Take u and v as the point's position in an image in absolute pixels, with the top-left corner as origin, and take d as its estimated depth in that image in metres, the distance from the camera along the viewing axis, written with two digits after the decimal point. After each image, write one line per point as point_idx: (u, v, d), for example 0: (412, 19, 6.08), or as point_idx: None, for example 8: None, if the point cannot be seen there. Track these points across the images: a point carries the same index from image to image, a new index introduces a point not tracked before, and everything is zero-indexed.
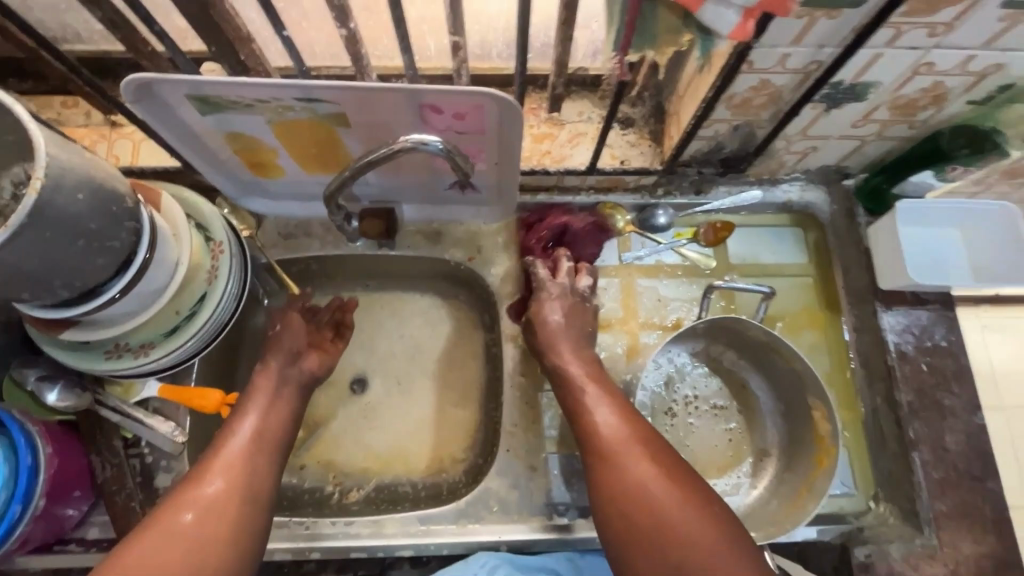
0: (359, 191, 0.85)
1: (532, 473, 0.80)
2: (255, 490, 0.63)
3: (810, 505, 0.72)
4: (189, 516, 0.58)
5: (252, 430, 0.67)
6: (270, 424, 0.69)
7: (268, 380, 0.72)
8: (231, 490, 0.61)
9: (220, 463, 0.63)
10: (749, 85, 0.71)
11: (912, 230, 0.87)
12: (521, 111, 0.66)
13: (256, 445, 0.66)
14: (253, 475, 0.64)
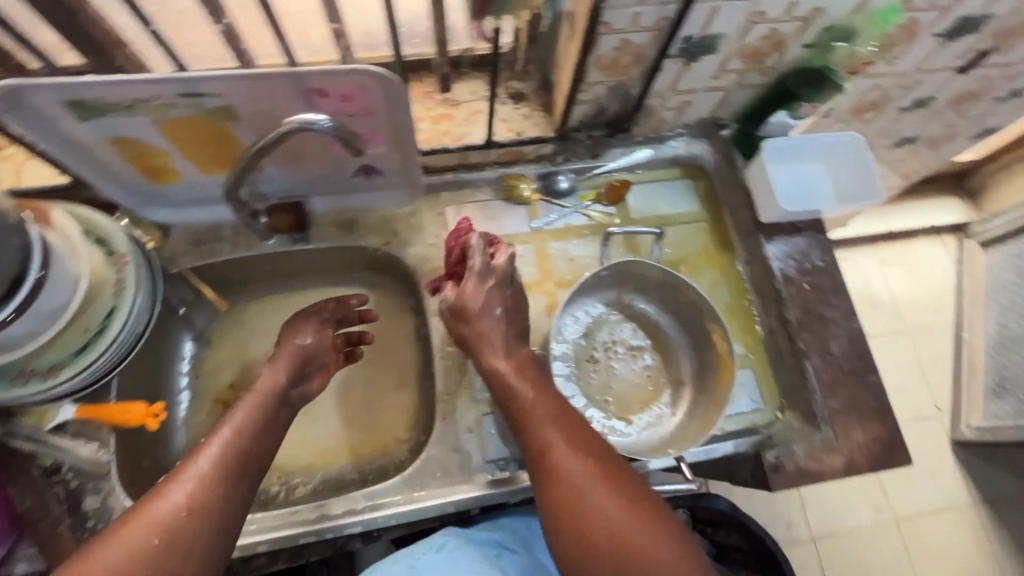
0: (266, 187, 0.88)
1: (469, 434, 0.86)
2: (221, 512, 0.64)
3: (716, 414, 0.82)
4: (151, 534, 0.59)
5: (234, 444, 0.68)
6: (251, 439, 0.70)
7: (258, 399, 0.75)
8: (197, 505, 0.62)
9: (189, 475, 0.64)
10: (612, 46, 0.76)
11: (782, 166, 0.99)
12: (406, 89, 0.70)
13: (231, 460, 0.67)
14: (222, 494, 0.64)
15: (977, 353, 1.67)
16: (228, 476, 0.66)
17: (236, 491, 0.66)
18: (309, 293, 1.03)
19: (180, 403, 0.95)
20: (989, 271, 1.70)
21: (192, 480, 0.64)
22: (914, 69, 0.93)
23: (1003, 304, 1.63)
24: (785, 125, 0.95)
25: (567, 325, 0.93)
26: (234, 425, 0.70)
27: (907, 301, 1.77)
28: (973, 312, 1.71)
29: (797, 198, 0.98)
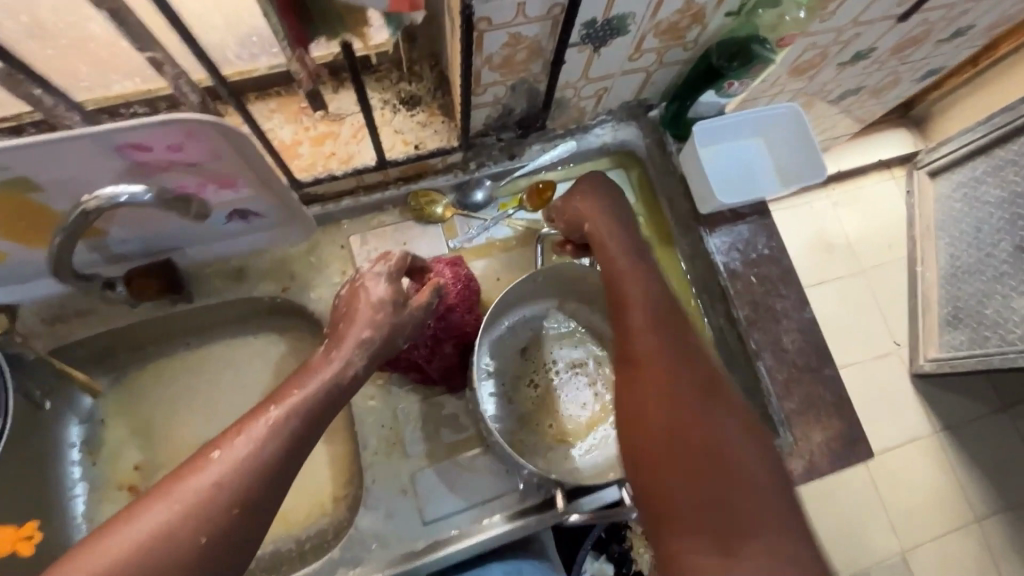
0: (123, 248, 0.73)
1: (404, 495, 0.78)
2: (265, 498, 0.56)
3: None
4: (191, 528, 0.52)
5: (285, 430, 0.58)
6: (303, 425, 0.60)
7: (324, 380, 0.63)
8: (234, 500, 0.54)
9: (229, 458, 0.55)
10: (501, 43, 0.63)
11: (713, 149, 0.90)
12: (238, 129, 0.56)
13: (276, 447, 0.57)
14: (259, 485, 0.56)
15: (932, 292, 1.40)
16: (273, 466, 0.57)
17: (282, 480, 0.57)
18: (211, 350, 0.91)
19: (76, 497, 0.85)
20: (939, 205, 1.40)
21: (231, 464, 0.55)
22: (851, 22, 0.83)
23: (953, 233, 1.36)
24: (716, 103, 0.84)
25: (501, 337, 0.86)
26: (287, 410, 0.59)
27: (862, 239, 1.48)
28: (924, 243, 1.42)
29: (730, 182, 0.89)
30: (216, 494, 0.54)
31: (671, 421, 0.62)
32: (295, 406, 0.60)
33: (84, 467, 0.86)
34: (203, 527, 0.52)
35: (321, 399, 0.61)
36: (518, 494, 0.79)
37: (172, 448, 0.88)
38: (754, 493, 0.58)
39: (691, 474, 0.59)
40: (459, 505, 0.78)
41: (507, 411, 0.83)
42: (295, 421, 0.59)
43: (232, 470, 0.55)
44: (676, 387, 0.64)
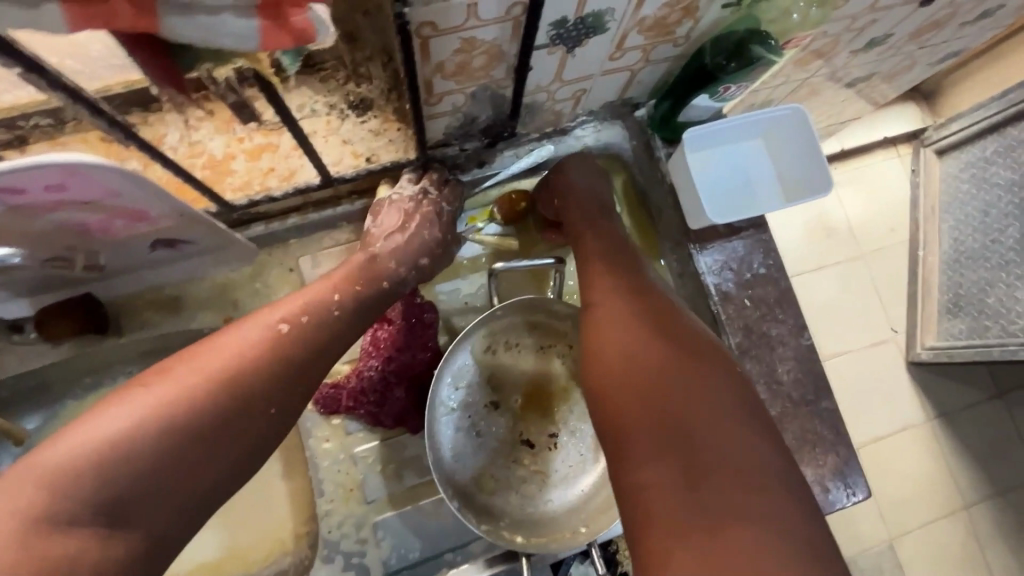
0: (29, 287, 0.63)
1: (364, 546, 0.72)
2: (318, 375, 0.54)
3: None
4: (240, 391, 0.48)
5: (333, 311, 0.56)
6: (349, 319, 0.57)
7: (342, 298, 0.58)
8: (282, 379, 0.51)
9: (279, 329, 0.52)
10: (454, 48, 0.53)
11: (706, 154, 0.79)
12: (130, 168, 0.48)
13: (330, 329, 0.55)
14: (313, 365, 0.53)
15: (930, 278, 1.31)
16: (326, 346, 0.55)
17: (331, 361, 0.56)
18: None
19: None
20: (944, 182, 1.31)
21: (284, 334, 0.52)
22: (868, 9, 0.72)
23: (958, 216, 1.27)
24: (710, 107, 0.74)
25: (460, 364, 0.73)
26: (300, 315, 0.54)
27: (864, 224, 1.37)
28: (926, 227, 1.33)
29: (724, 196, 0.80)
30: (266, 359, 0.50)
31: (631, 350, 0.53)
32: (342, 299, 0.58)
33: None
34: (262, 395, 0.49)
35: (362, 302, 0.59)
36: (486, 543, 0.73)
37: None
38: (725, 428, 0.47)
39: (635, 376, 0.51)
40: (424, 554, 0.73)
41: (470, 452, 0.72)
42: (347, 312, 0.57)
43: (286, 345, 0.51)
44: (637, 314, 0.56)
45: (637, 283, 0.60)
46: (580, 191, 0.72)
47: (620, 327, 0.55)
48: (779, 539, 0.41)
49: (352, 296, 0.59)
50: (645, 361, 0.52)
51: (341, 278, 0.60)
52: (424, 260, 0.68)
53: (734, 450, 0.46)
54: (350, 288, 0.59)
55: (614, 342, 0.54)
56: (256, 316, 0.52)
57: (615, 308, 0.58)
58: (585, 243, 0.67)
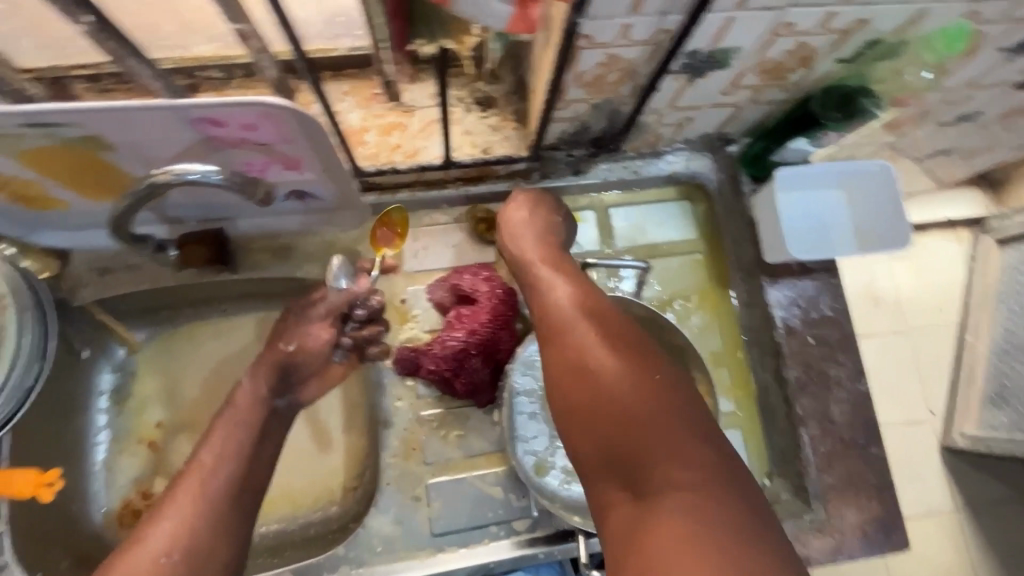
0: (178, 212, 0.73)
1: (416, 503, 0.76)
2: (218, 533, 0.60)
3: None
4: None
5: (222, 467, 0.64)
6: (243, 457, 0.67)
7: (242, 415, 0.70)
8: (183, 544, 0.58)
9: (174, 510, 0.60)
10: (597, 61, 0.60)
11: (792, 195, 0.84)
12: (319, 122, 0.55)
13: (223, 481, 0.63)
14: (213, 517, 0.61)
15: (977, 365, 1.29)
16: (226, 497, 0.63)
17: (233, 510, 0.63)
18: (246, 319, 0.89)
19: (98, 445, 0.86)
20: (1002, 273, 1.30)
21: (179, 516, 0.60)
22: (966, 84, 0.77)
23: (1011, 306, 1.23)
24: (804, 151, 0.79)
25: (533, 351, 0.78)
26: (210, 451, 0.66)
27: (915, 301, 1.39)
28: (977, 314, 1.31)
29: (803, 236, 0.84)
30: (190, 505, 0.61)
31: (573, 359, 0.54)
32: (222, 445, 0.66)
33: (110, 416, 0.87)
34: (166, 543, 0.58)
35: (249, 431, 0.69)
36: (528, 521, 0.77)
37: (197, 410, 0.89)
38: (680, 446, 0.48)
39: (591, 412, 0.52)
40: (469, 523, 0.76)
41: (532, 435, 0.77)
42: (234, 456, 0.66)
43: (188, 510, 0.60)
44: (579, 319, 0.57)
45: (590, 305, 0.59)
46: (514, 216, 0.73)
47: (564, 334, 0.56)
48: (715, 534, 0.43)
49: (239, 423, 0.69)
50: (589, 369, 0.53)
51: (234, 406, 0.71)
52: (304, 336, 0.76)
53: (671, 450, 0.47)
54: (246, 410, 0.70)
55: (560, 355, 0.56)
56: (180, 483, 0.63)
57: (568, 337, 0.56)
58: (541, 273, 0.66)
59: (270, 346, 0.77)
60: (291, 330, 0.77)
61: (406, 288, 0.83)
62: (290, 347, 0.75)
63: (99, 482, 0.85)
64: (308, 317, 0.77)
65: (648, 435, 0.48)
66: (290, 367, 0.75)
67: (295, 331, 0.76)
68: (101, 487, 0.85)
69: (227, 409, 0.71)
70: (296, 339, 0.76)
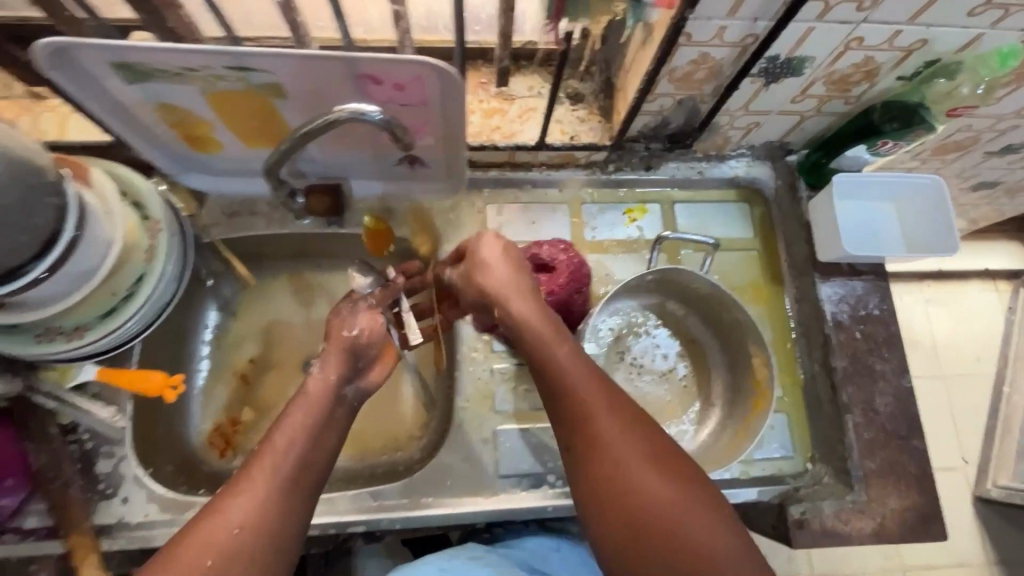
0: (308, 166, 0.85)
1: (484, 445, 0.84)
2: (282, 523, 0.58)
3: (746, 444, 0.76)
4: (207, 555, 0.54)
5: (291, 454, 0.61)
6: (311, 446, 0.63)
7: (310, 402, 0.66)
8: (253, 520, 0.57)
9: (250, 492, 0.58)
10: (689, 58, 0.70)
11: (847, 203, 0.91)
12: (462, 84, 0.65)
13: (292, 470, 0.60)
14: (280, 505, 0.59)
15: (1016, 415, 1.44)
16: (293, 482, 0.60)
17: (297, 501, 0.60)
18: (338, 275, 1.00)
19: (199, 371, 0.96)
20: None
21: (252, 497, 0.58)
22: (1012, 113, 0.86)
23: None
24: (861, 159, 0.88)
25: (602, 325, 0.88)
26: (284, 434, 0.62)
27: (950, 345, 1.55)
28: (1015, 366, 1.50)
29: (860, 240, 0.90)
30: (264, 479, 0.59)
31: (625, 487, 0.57)
32: (295, 430, 0.63)
33: (211, 348, 0.97)
34: (237, 517, 0.56)
35: (319, 415, 0.65)
36: None
37: (287, 352, 0.99)
38: (718, 545, 0.54)
39: (637, 526, 0.56)
40: (531, 469, 0.83)
41: None
42: (307, 436, 0.63)
43: (259, 496, 0.58)
44: (628, 437, 0.59)
45: (618, 404, 0.61)
46: (491, 269, 0.69)
47: (609, 453, 0.58)
48: None
49: (309, 410, 0.65)
50: (630, 486, 0.56)
51: (307, 388, 0.67)
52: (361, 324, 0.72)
53: (712, 558, 0.53)
54: (317, 398, 0.66)
55: (600, 470, 0.58)
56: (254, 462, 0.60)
57: (608, 448, 0.58)
58: (550, 358, 0.63)
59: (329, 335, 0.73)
60: (352, 317, 0.72)
61: None
62: (353, 333, 0.71)
63: (197, 405, 0.94)
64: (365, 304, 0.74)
65: (699, 547, 0.54)
66: (356, 350, 0.71)
67: (356, 321, 0.72)
68: (197, 410, 0.94)
69: (299, 394, 0.67)
70: (360, 324, 0.72)
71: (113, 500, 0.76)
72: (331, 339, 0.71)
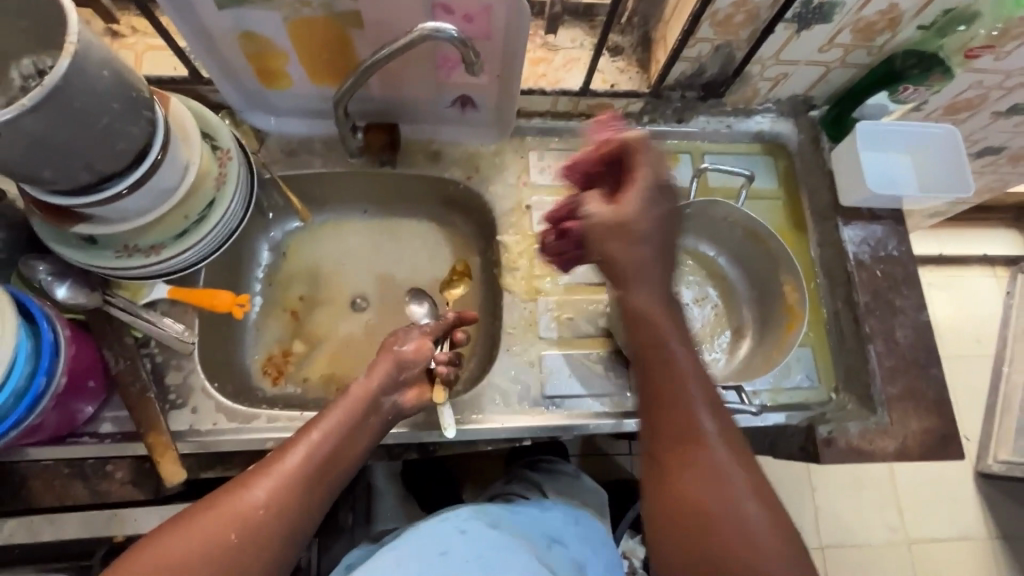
0: (365, 105, 0.91)
1: (530, 368, 0.89)
2: (299, 516, 0.63)
3: (780, 358, 0.81)
4: (232, 529, 0.59)
5: (322, 450, 0.67)
6: (340, 446, 0.68)
7: (348, 404, 0.72)
8: (278, 504, 0.61)
9: (278, 477, 0.63)
10: (732, 0, 0.76)
11: (870, 150, 0.97)
12: (528, 14, 0.71)
13: (318, 467, 0.66)
14: (301, 496, 0.63)
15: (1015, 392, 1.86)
16: (316, 479, 0.65)
17: (317, 497, 0.65)
18: (384, 221, 1.06)
19: (252, 306, 1.00)
20: None
21: (278, 479, 0.63)
22: (1020, 69, 0.93)
23: None
24: (882, 107, 0.94)
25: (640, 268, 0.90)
26: (319, 430, 0.68)
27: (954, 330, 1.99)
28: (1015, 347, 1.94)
29: (883, 183, 0.97)
30: (295, 471, 0.64)
31: (710, 511, 0.55)
32: (331, 432, 0.68)
33: (263, 286, 1.02)
34: (263, 498, 0.61)
35: (354, 416, 0.71)
36: (623, 399, 0.88)
37: (334, 290, 1.04)
38: None
39: (706, 546, 0.55)
40: (575, 391, 0.88)
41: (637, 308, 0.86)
42: (340, 433, 0.69)
43: (283, 480, 0.63)
44: (727, 473, 0.57)
45: (726, 435, 0.59)
46: (639, 221, 0.64)
47: (703, 479, 0.56)
48: None
49: (345, 414, 0.70)
50: (716, 513, 0.55)
51: (348, 390, 0.73)
52: (409, 346, 0.79)
53: None
54: (354, 399, 0.72)
55: (684, 488, 0.57)
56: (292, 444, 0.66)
57: (700, 469, 0.57)
58: (668, 365, 0.62)
59: (380, 348, 0.80)
60: (405, 334, 0.81)
61: (531, 197, 0.97)
62: (404, 348, 0.78)
63: (250, 337, 0.98)
64: (415, 329, 0.82)
65: None
66: (403, 364, 0.77)
67: (405, 339, 0.80)
68: (250, 342, 0.98)
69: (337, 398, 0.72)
70: (413, 341, 0.79)
71: (183, 410, 0.80)
72: (382, 354, 0.77)
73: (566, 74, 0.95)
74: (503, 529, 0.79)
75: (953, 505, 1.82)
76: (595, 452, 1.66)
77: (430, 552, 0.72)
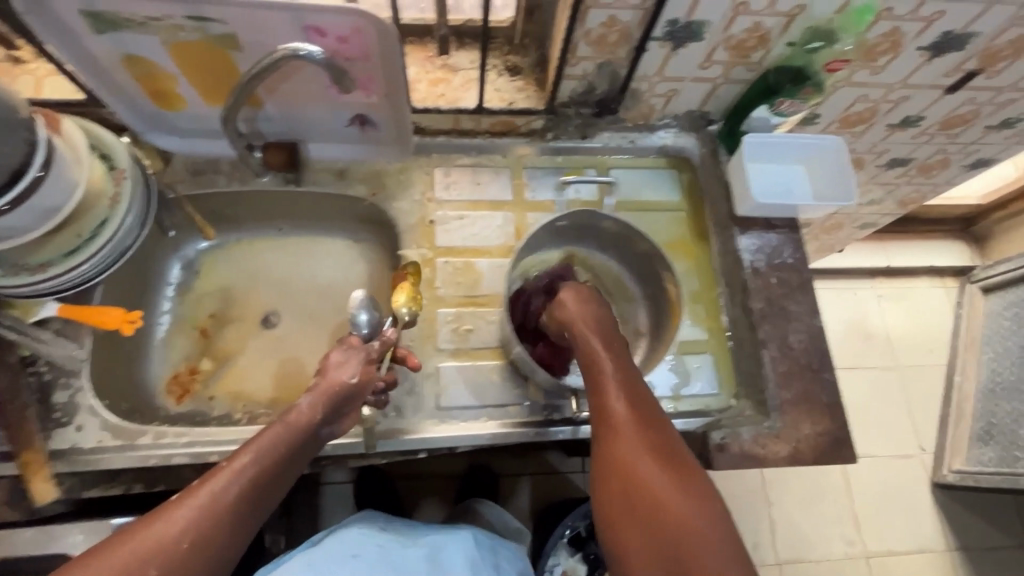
0: (266, 127, 0.94)
1: (427, 380, 0.90)
2: (223, 542, 0.61)
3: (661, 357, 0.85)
4: (150, 564, 0.56)
5: (249, 475, 0.64)
6: (271, 469, 0.66)
7: (282, 430, 0.69)
8: (197, 534, 0.59)
9: (201, 504, 0.60)
10: (600, 21, 0.81)
11: (757, 165, 1.01)
12: (397, 37, 0.74)
13: (245, 495, 0.63)
14: (226, 524, 0.61)
15: (965, 401, 1.85)
16: (246, 504, 0.63)
17: (248, 520, 0.64)
18: (297, 239, 1.08)
19: (160, 324, 1.01)
20: None
21: (202, 507, 0.60)
22: (900, 81, 0.97)
23: (997, 350, 1.81)
24: (767, 121, 0.97)
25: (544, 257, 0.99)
26: (251, 454, 0.66)
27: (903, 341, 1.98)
28: (967, 357, 1.90)
29: (774, 195, 0.99)
30: (222, 495, 0.62)
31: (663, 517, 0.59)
32: (263, 452, 0.66)
33: (173, 304, 1.03)
34: (183, 531, 0.58)
35: (292, 442, 0.69)
36: (520, 408, 0.89)
37: (247, 308, 1.04)
38: None
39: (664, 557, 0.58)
40: (471, 402, 0.89)
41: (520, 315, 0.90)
42: (276, 459, 0.67)
43: (206, 507, 0.60)
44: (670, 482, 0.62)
45: (668, 448, 0.65)
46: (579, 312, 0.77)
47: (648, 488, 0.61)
48: None
49: (280, 438, 0.68)
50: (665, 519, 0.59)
51: (289, 415, 0.71)
52: (355, 378, 0.75)
53: None
54: (292, 424, 0.70)
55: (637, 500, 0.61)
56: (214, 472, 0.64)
57: (647, 480, 0.62)
58: (604, 390, 0.69)
59: (321, 373, 0.75)
60: (351, 361, 0.76)
61: (435, 212, 0.99)
62: (352, 380, 0.75)
63: (156, 354, 0.98)
64: (363, 354, 0.77)
65: None
66: (346, 398, 0.75)
67: (354, 368, 0.76)
68: (156, 360, 0.98)
69: (280, 419, 0.71)
70: (361, 372, 0.75)
71: (68, 428, 0.80)
72: (325, 378, 0.74)
73: (464, 93, 0.98)
74: (408, 546, 0.88)
75: (911, 520, 1.79)
76: (545, 472, 1.62)
77: (339, 558, 0.82)
